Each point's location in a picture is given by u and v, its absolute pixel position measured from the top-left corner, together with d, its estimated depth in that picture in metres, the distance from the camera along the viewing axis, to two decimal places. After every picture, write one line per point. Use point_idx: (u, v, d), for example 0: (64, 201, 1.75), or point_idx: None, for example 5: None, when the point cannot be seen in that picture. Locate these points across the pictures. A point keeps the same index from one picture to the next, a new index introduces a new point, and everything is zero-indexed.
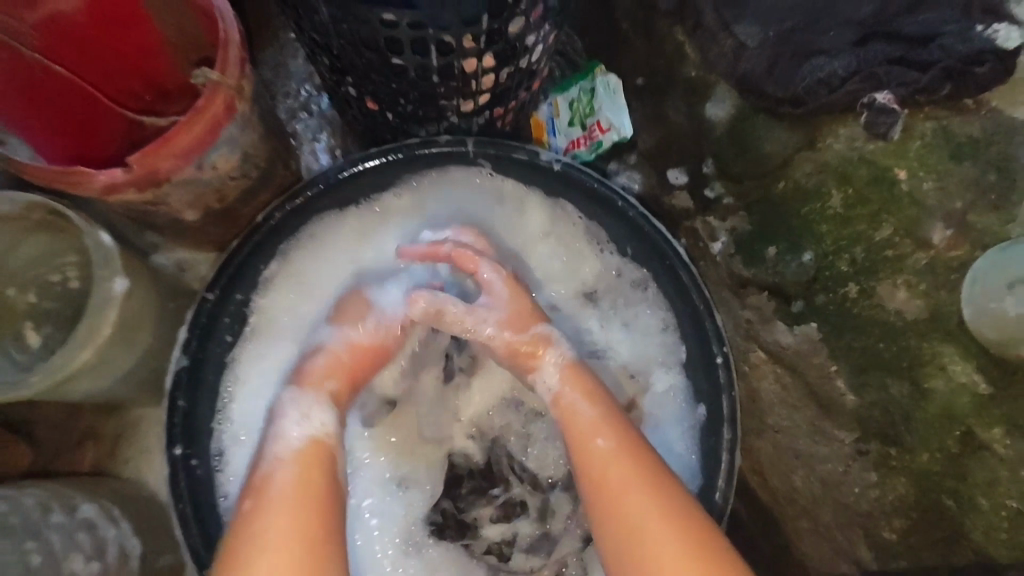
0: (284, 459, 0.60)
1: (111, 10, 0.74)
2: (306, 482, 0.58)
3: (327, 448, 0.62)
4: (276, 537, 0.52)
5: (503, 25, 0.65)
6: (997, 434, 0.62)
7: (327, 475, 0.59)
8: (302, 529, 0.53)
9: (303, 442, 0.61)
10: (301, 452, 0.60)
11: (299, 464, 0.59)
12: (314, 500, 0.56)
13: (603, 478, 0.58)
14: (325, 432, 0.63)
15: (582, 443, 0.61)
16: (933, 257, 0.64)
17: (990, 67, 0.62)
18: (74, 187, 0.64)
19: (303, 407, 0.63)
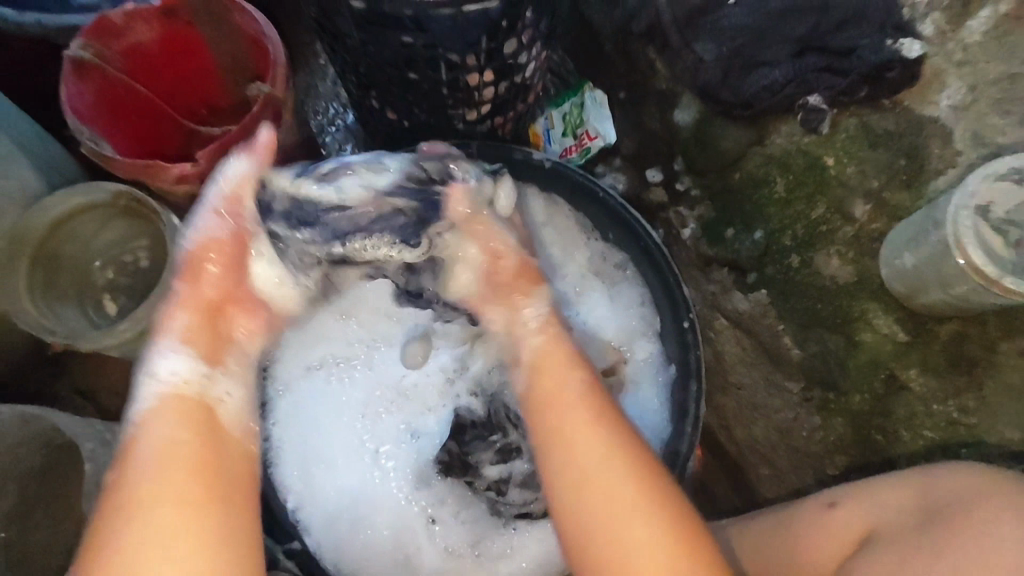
0: (150, 413, 0.60)
1: (178, 40, 0.90)
2: (172, 450, 0.57)
3: (194, 400, 0.62)
4: (153, 484, 0.54)
5: (498, 45, 0.79)
6: (912, 374, 0.74)
7: (195, 430, 0.60)
8: (188, 475, 0.56)
9: (167, 390, 0.62)
10: (170, 403, 0.61)
11: (175, 417, 0.60)
12: (189, 458, 0.57)
13: (580, 489, 0.62)
14: (187, 382, 0.63)
15: (569, 444, 0.64)
16: (857, 229, 0.77)
17: (899, 73, 0.74)
18: (153, 178, 0.79)
19: (167, 354, 0.64)
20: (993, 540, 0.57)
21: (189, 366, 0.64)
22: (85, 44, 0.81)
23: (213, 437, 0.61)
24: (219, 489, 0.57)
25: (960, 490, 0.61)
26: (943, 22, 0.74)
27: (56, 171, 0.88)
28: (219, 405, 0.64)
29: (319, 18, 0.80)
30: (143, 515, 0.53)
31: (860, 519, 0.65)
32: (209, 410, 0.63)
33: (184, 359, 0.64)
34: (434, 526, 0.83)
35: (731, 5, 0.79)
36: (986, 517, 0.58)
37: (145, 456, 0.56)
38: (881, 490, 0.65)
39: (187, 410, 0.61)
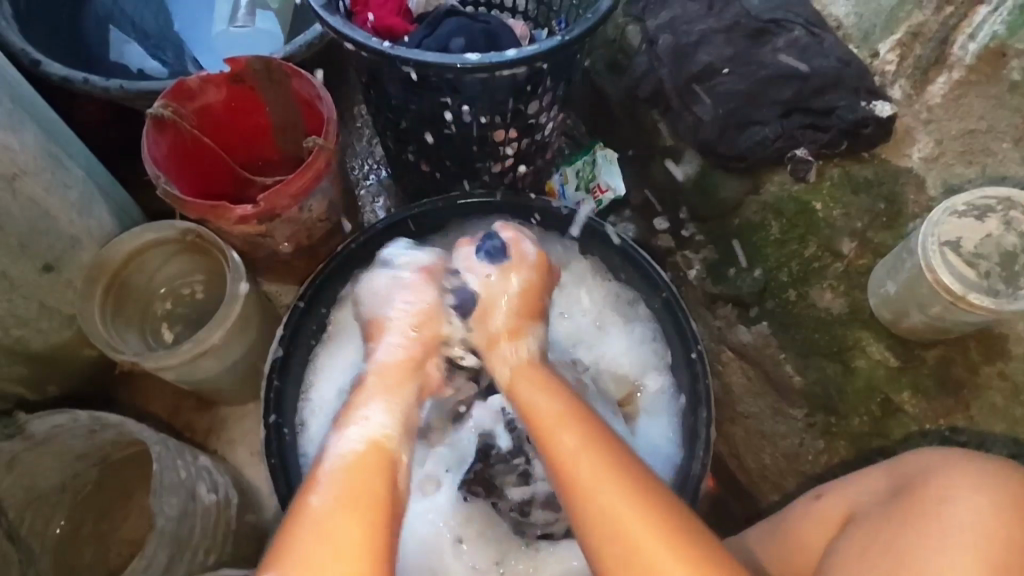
0: (350, 463, 0.60)
1: (241, 103, 1.02)
2: (360, 486, 0.58)
3: (388, 453, 0.62)
4: (328, 523, 0.55)
5: (522, 105, 0.91)
6: (905, 396, 0.81)
7: (387, 481, 0.60)
8: (364, 533, 0.54)
9: (359, 446, 0.61)
10: (359, 455, 0.61)
11: (359, 466, 0.60)
12: (351, 493, 0.57)
13: (575, 477, 0.59)
14: (384, 435, 0.63)
15: (550, 441, 0.62)
16: (847, 265, 0.87)
17: (873, 129, 0.85)
18: (217, 218, 0.89)
19: (371, 409, 0.65)
20: (951, 504, 0.61)
21: (392, 424, 0.64)
22: (165, 104, 0.93)
23: (395, 490, 0.60)
24: (386, 540, 0.55)
25: (927, 466, 0.65)
26: (909, 87, 0.86)
27: (127, 215, 0.98)
28: (400, 460, 0.63)
29: (368, 82, 0.92)
30: (311, 532, 0.54)
31: (845, 504, 0.68)
32: (393, 466, 0.61)
33: (385, 416, 0.64)
34: (461, 545, 0.83)
35: (723, 73, 0.92)
36: (945, 482, 0.62)
37: (325, 496, 0.57)
38: (859, 478, 0.69)
39: (369, 465, 0.60)
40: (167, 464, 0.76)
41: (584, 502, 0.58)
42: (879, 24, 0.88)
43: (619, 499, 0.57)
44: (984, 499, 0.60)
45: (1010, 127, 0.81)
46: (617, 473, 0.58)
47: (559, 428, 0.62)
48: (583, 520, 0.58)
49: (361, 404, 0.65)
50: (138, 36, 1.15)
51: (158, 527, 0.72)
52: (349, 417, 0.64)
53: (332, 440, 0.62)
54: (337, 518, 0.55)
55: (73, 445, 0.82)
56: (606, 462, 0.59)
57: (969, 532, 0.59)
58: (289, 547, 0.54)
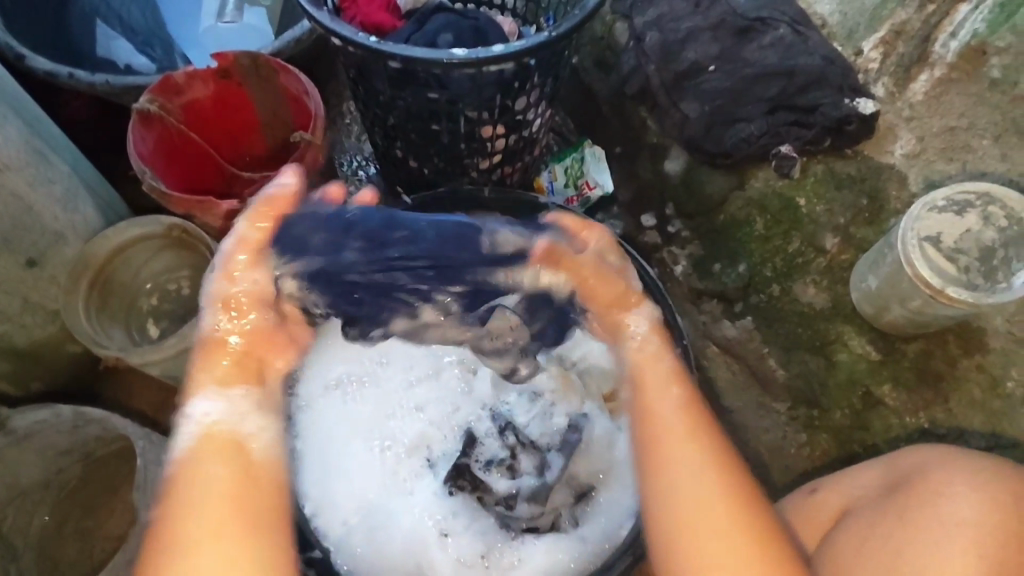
0: (187, 457, 0.57)
1: (228, 98, 1.02)
2: (192, 478, 0.55)
3: (226, 438, 0.58)
4: (190, 519, 0.53)
5: (510, 102, 0.91)
6: (886, 389, 0.82)
7: (227, 466, 0.57)
8: (212, 529, 0.53)
9: (197, 435, 0.58)
10: (195, 444, 0.58)
11: (195, 459, 0.57)
12: (197, 487, 0.55)
13: (661, 441, 0.62)
14: (216, 421, 0.59)
15: (650, 403, 0.64)
16: (830, 260, 0.88)
17: (856, 126, 0.86)
18: (204, 212, 0.89)
19: (200, 397, 0.60)
20: (949, 499, 0.61)
21: (223, 407, 0.60)
22: (151, 99, 0.93)
23: (239, 472, 0.57)
24: (256, 522, 0.55)
25: (925, 461, 0.66)
26: (891, 85, 0.87)
27: (112, 210, 0.98)
28: (247, 442, 0.59)
29: (355, 77, 0.92)
30: (165, 542, 0.52)
31: (840, 499, 0.69)
32: (238, 447, 0.58)
33: (221, 402, 0.60)
34: (446, 538, 0.82)
35: (709, 71, 0.93)
36: (943, 478, 0.63)
37: (157, 502, 0.54)
38: (855, 473, 0.70)
39: (209, 458, 0.57)
40: (152, 460, 0.76)
41: (661, 468, 0.61)
42: (863, 22, 0.89)
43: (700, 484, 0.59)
44: (982, 494, 0.61)
45: (991, 124, 0.82)
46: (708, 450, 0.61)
47: (664, 384, 0.65)
48: (670, 527, 0.58)
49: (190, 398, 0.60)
50: (125, 31, 1.14)
51: (142, 521, 0.72)
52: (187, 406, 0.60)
53: (173, 434, 0.59)
54: (181, 523, 0.53)
55: (56, 441, 0.82)
56: (699, 434, 0.61)
57: (965, 526, 0.60)
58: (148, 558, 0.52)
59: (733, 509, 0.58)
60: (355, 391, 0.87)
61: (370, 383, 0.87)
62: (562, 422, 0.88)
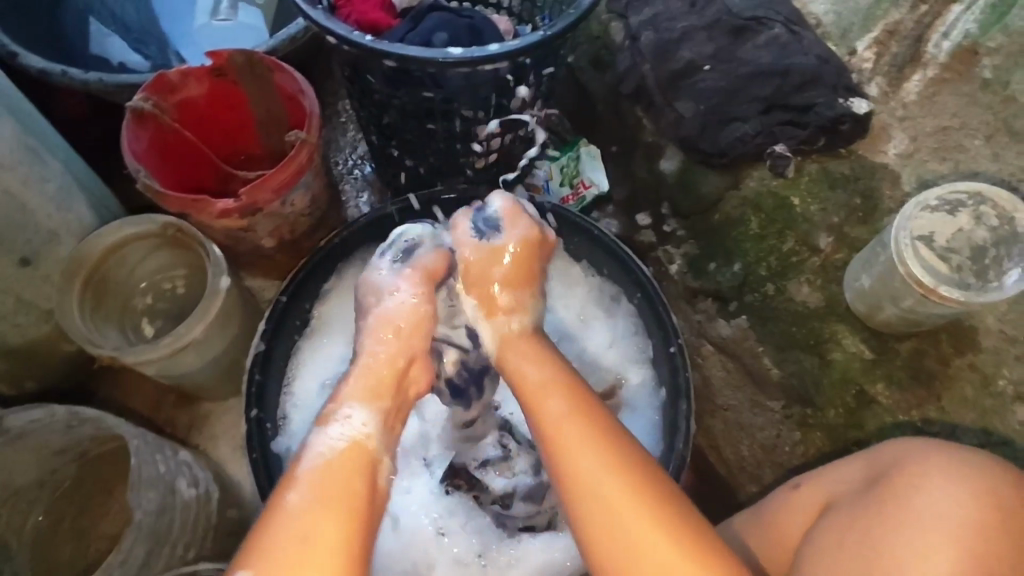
0: (323, 466, 0.59)
1: (223, 97, 1.01)
2: (343, 485, 0.57)
3: (370, 453, 0.61)
4: (307, 525, 0.53)
5: (506, 101, 0.91)
6: (879, 388, 0.83)
7: (366, 479, 0.59)
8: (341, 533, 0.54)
9: (341, 446, 0.60)
10: (337, 455, 0.60)
11: (340, 466, 0.59)
12: (335, 492, 0.56)
13: (560, 434, 0.60)
14: (366, 435, 0.62)
15: (536, 403, 0.63)
16: (824, 259, 0.88)
17: (850, 126, 0.86)
18: (200, 212, 0.89)
19: (353, 407, 0.63)
20: (926, 491, 0.62)
21: (374, 424, 0.63)
22: (145, 97, 0.93)
23: (374, 490, 0.59)
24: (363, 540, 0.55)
25: (904, 454, 0.66)
26: (885, 85, 0.87)
27: (106, 208, 0.98)
28: (381, 460, 0.61)
29: (351, 76, 0.92)
30: (287, 538, 0.52)
31: (822, 493, 0.69)
32: (375, 466, 0.60)
33: (368, 414, 0.63)
34: (443, 538, 0.83)
35: (704, 70, 0.93)
36: (920, 471, 0.63)
37: (304, 494, 0.56)
38: (838, 467, 0.70)
39: (343, 488, 0.57)
40: (145, 459, 0.75)
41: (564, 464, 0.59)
42: (857, 22, 0.89)
43: (600, 468, 0.57)
44: (959, 486, 0.62)
45: (983, 123, 0.82)
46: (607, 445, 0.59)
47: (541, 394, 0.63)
48: (593, 531, 0.56)
49: (339, 405, 0.64)
50: (120, 29, 1.13)
51: (136, 521, 0.72)
52: (331, 413, 0.63)
53: (314, 436, 0.61)
54: (308, 518, 0.54)
55: (50, 441, 0.81)
56: (584, 422, 0.60)
57: (942, 518, 0.60)
58: (265, 542, 0.53)
59: (633, 503, 0.55)
60: None
61: None
62: None
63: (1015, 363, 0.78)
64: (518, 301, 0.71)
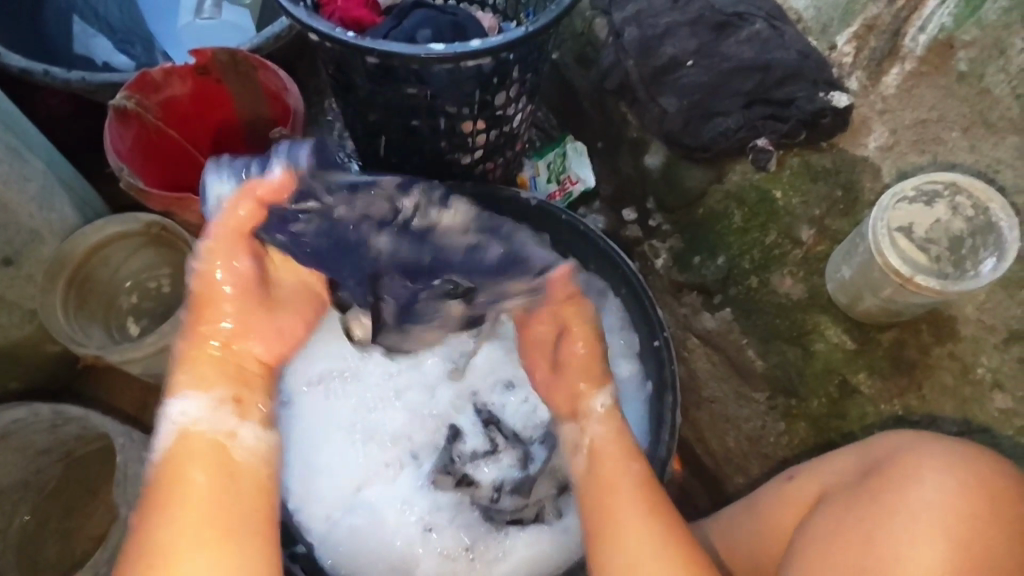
0: (168, 454, 0.58)
1: (206, 95, 1.01)
2: (184, 472, 0.57)
3: (207, 438, 0.60)
4: (198, 509, 0.55)
5: (490, 98, 0.91)
6: (862, 377, 0.84)
7: (207, 470, 0.58)
8: (217, 512, 0.55)
9: (174, 433, 0.59)
10: (173, 442, 0.59)
11: (176, 457, 0.58)
12: (213, 481, 0.58)
13: (612, 526, 0.65)
14: (196, 421, 0.61)
15: (614, 480, 0.69)
16: (806, 251, 0.89)
17: (831, 119, 0.87)
18: (185, 210, 0.89)
19: (180, 396, 0.62)
20: (918, 483, 0.63)
21: (200, 406, 0.61)
22: (128, 96, 0.93)
23: (220, 477, 0.58)
24: (232, 528, 0.55)
25: (897, 447, 0.67)
26: (865, 78, 0.88)
27: (90, 208, 0.97)
28: (234, 438, 0.61)
29: (335, 73, 0.92)
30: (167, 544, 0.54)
31: (816, 485, 0.70)
32: (224, 453, 0.59)
33: (200, 403, 0.62)
34: (432, 533, 0.83)
35: (687, 66, 0.94)
36: (914, 464, 0.64)
37: (156, 517, 0.54)
38: (831, 459, 0.71)
39: (182, 484, 0.56)
40: (131, 457, 0.75)
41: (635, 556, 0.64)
42: (836, 16, 0.90)
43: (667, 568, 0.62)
44: (949, 477, 0.62)
45: (959, 116, 0.84)
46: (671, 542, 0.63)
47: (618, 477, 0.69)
48: None
49: (174, 398, 0.62)
50: (104, 29, 1.11)
51: (122, 519, 0.72)
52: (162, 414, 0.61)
53: (155, 436, 0.61)
54: (169, 516, 0.55)
55: (35, 441, 0.81)
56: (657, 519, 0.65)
57: (935, 509, 0.61)
58: (151, 539, 0.53)
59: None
60: (338, 387, 0.87)
61: (353, 377, 0.87)
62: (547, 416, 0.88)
63: (992, 351, 0.80)
64: (594, 374, 0.76)
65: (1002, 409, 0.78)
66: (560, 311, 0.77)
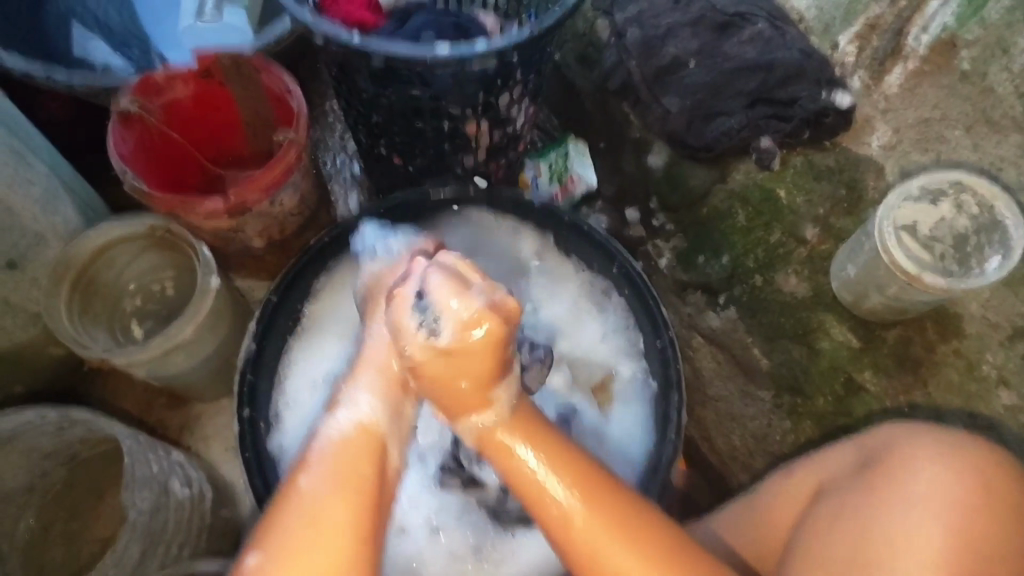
0: (331, 448, 0.61)
1: (210, 98, 1.01)
2: (351, 471, 0.59)
3: (377, 439, 0.63)
4: (316, 511, 0.56)
5: (494, 99, 0.91)
6: (867, 375, 0.84)
7: (374, 466, 0.60)
8: (355, 515, 0.57)
9: (350, 430, 0.62)
10: (349, 439, 0.62)
11: (350, 450, 0.61)
12: (352, 481, 0.59)
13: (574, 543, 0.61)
14: (373, 420, 0.63)
15: (512, 461, 0.63)
16: (810, 250, 0.89)
17: (834, 118, 0.87)
18: (188, 213, 0.89)
19: (358, 390, 0.65)
20: (914, 474, 0.63)
21: (378, 407, 0.64)
22: (132, 99, 0.93)
23: (381, 476, 0.61)
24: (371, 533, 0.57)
25: (889, 441, 0.67)
26: (867, 78, 0.89)
27: (93, 211, 0.97)
28: (391, 444, 0.63)
29: (339, 75, 0.92)
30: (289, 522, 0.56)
31: (814, 478, 0.70)
32: (382, 452, 0.62)
33: (376, 403, 0.64)
34: (439, 533, 0.83)
35: (690, 66, 0.94)
36: (912, 455, 0.64)
37: (314, 481, 0.58)
38: (830, 452, 0.71)
39: (348, 481, 0.59)
40: (139, 459, 0.75)
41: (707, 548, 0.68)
42: (838, 17, 0.91)
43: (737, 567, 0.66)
44: (947, 467, 0.63)
45: (962, 115, 0.84)
46: (600, 508, 0.62)
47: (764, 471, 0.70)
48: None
49: (346, 388, 0.65)
50: (103, 32, 1.12)
51: (130, 521, 0.72)
52: (339, 399, 0.65)
53: (323, 421, 0.63)
54: (309, 500, 0.57)
55: (41, 444, 0.81)
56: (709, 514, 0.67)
57: (931, 499, 0.61)
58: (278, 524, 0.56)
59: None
60: None
61: None
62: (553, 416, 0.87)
63: (997, 348, 0.80)
64: None
65: (1008, 406, 0.79)
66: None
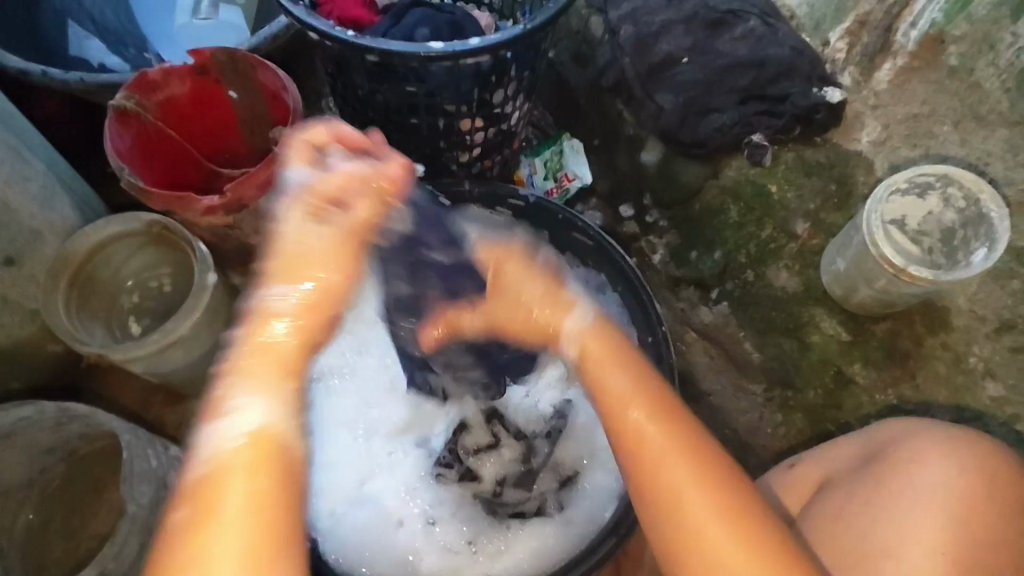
0: (215, 466, 0.49)
1: (206, 95, 1.02)
2: (240, 487, 0.48)
3: (275, 448, 0.50)
4: (201, 547, 0.46)
5: (487, 95, 0.92)
6: (857, 368, 0.85)
7: (276, 480, 0.49)
8: (280, 516, 0.48)
9: (240, 441, 0.49)
10: (240, 452, 0.49)
11: (241, 466, 0.49)
12: (242, 496, 0.48)
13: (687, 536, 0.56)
14: (264, 424, 0.50)
15: (617, 414, 0.60)
16: (801, 245, 0.91)
17: (825, 115, 0.89)
18: (186, 209, 0.89)
19: (243, 391, 0.51)
20: (921, 467, 0.64)
21: (273, 406, 0.51)
22: (128, 95, 0.94)
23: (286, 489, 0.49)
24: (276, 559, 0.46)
25: (897, 435, 0.68)
26: (857, 74, 0.90)
27: (90, 208, 0.97)
28: (299, 448, 0.51)
29: (334, 72, 0.92)
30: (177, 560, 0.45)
31: (818, 472, 0.72)
32: (287, 459, 0.50)
33: (272, 406, 0.51)
34: (434, 527, 0.84)
35: (683, 63, 0.95)
36: (916, 449, 0.65)
37: (198, 507, 0.47)
38: (835, 446, 0.73)
39: (245, 495, 0.48)
40: (137, 453, 0.76)
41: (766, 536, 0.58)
42: (829, 13, 0.91)
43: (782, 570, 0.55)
44: (951, 460, 0.64)
45: (950, 111, 0.83)
46: (670, 445, 0.58)
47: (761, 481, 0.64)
48: None
49: (227, 389, 0.51)
50: (98, 30, 1.13)
51: (129, 515, 0.72)
52: (219, 401, 0.51)
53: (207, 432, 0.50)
54: (201, 534, 0.46)
55: (40, 440, 0.81)
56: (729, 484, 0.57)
57: (936, 491, 0.62)
58: (169, 560, 0.45)
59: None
60: (338, 384, 0.90)
61: (349, 375, 0.90)
62: (548, 410, 0.90)
63: (984, 341, 0.80)
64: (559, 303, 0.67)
65: (995, 398, 0.80)
66: (337, 203, 0.55)
